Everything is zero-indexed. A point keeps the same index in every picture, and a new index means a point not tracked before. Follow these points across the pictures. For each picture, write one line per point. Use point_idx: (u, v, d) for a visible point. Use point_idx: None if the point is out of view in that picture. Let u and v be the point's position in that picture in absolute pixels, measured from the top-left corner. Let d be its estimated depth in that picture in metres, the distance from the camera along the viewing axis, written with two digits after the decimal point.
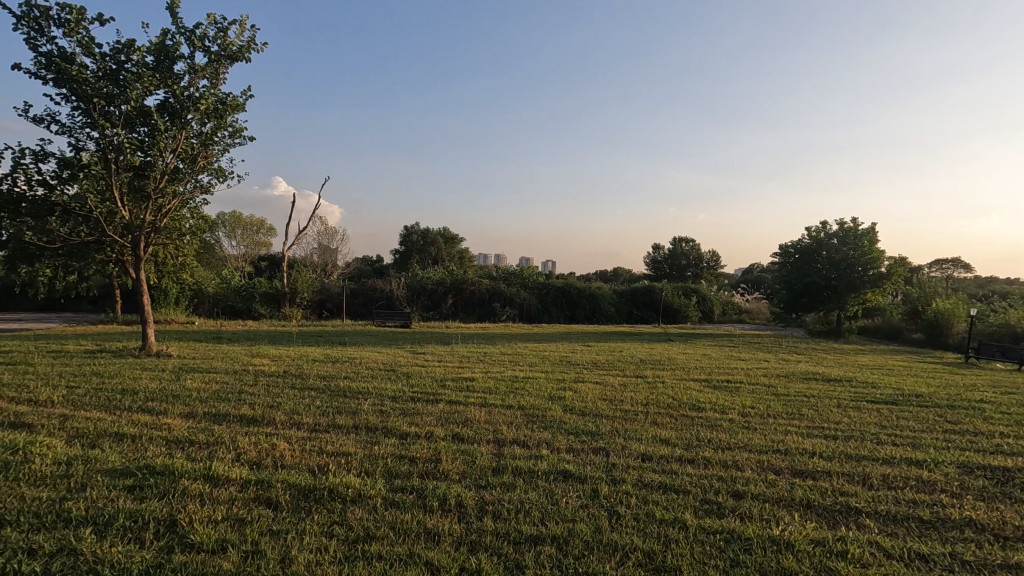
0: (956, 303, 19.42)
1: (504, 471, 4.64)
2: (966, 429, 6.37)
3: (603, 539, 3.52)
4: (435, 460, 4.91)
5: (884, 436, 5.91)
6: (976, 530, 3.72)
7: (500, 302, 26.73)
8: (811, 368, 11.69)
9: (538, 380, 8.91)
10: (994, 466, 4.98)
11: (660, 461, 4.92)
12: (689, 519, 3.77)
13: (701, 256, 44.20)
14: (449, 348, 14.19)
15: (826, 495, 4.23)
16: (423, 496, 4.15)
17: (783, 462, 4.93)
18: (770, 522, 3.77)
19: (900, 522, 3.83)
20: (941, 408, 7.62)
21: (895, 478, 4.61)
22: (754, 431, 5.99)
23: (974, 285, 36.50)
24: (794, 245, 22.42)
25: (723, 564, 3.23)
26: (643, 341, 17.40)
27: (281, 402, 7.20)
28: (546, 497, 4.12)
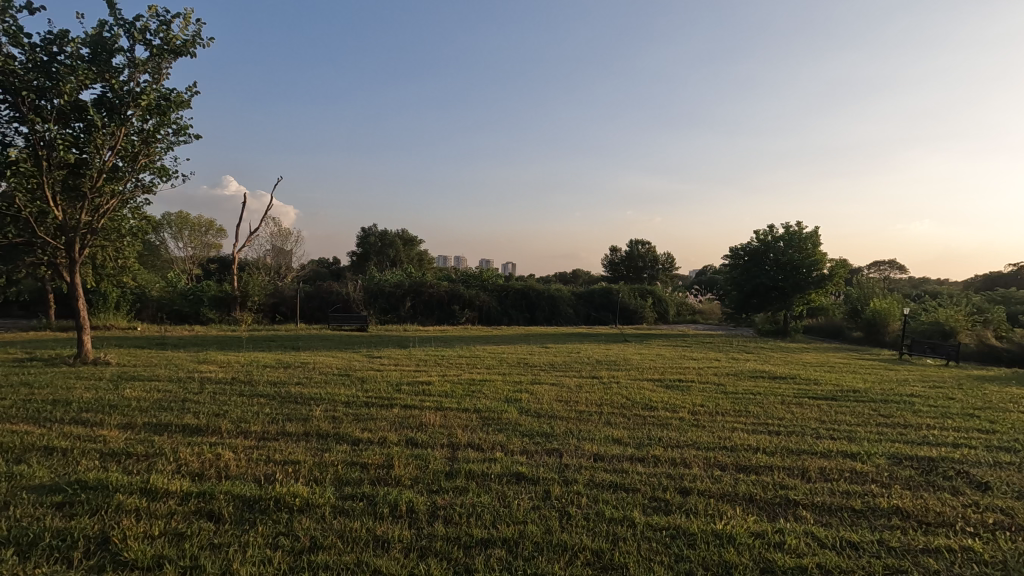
0: (891, 302, 20.56)
1: (457, 475, 4.60)
2: (897, 423, 6.74)
3: (553, 539, 3.54)
4: (387, 466, 4.82)
5: (823, 430, 6.18)
6: (902, 518, 3.93)
7: (459, 304, 26.60)
8: (759, 366, 12.15)
9: (494, 383, 8.92)
10: (920, 456, 5.29)
11: (611, 461, 5.00)
12: (637, 517, 3.84)
13: (658, 258, 45.23)
14: (406, 351, 13.99)
15: (768, 489, 4.39)
16: (374, 502, 4.07)
17: (728, 459, 5.09)
18: (714, 517, 3.87)
19: (834, 513, 4.01)
20: (876, 403, 8.05)
21: (831, 471, 4.83)
22: (703, 428, 6.17)
23: (907, 285, 38.78)
24: (743, 249, 23.25)
25: (669, 560, 3.30)
26: (601, 342, 17.66)
27: (228, 410, 6.94)
28: (498, 499, 4.12)
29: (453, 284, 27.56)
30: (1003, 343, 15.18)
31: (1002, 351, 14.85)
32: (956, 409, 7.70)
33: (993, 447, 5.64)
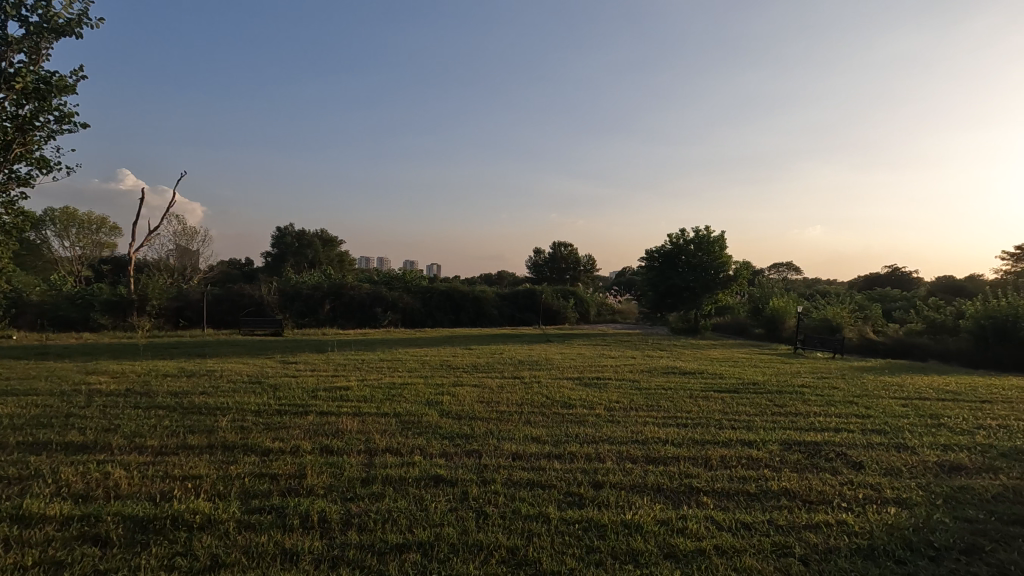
0: (786, 301, 22.36)
1: (373, 481, 4.49)
2: (790, 411, 7.35)
3: (468, 540, 3.52)
4: (299, 476, 4.62)
5: (725, 421, 6.61)
6: (790, 497, 4.20)
7: (382, 306, 25.94)
8: (671, 362, 12.85)
9: (415, 386, 8.80)
10: (808, 440, 5.74)
11: (529, 459, 5.07)
12: (552, 512, 3.91)
13: (579, 260, 46.59)
14: (324, 356, 13.48)
15: (674, 478, 4.60)
16: (283, 514, 3.89)
17: (639, 451, 5.31)
18: (624, 508, 4.01)
19: (732, 497, 4.23)
20: (772, 394, 8.74)
21: (730, 458, 5.14)
22: (617, 424, 6.42)
23: (802, 285, 42.44)
24: (658, 251, 24.41)
25: (581, 552, 3.38)
26: (524, 343, 17.91)
27: (121, 424, 6.36)
28: (414, 504, 4.06)
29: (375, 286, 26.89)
30: (879, 337, 16.94)
31: (878, 343, 16.55)
32: (839, 397, 8.52)
33: (868, 431, 6.25)
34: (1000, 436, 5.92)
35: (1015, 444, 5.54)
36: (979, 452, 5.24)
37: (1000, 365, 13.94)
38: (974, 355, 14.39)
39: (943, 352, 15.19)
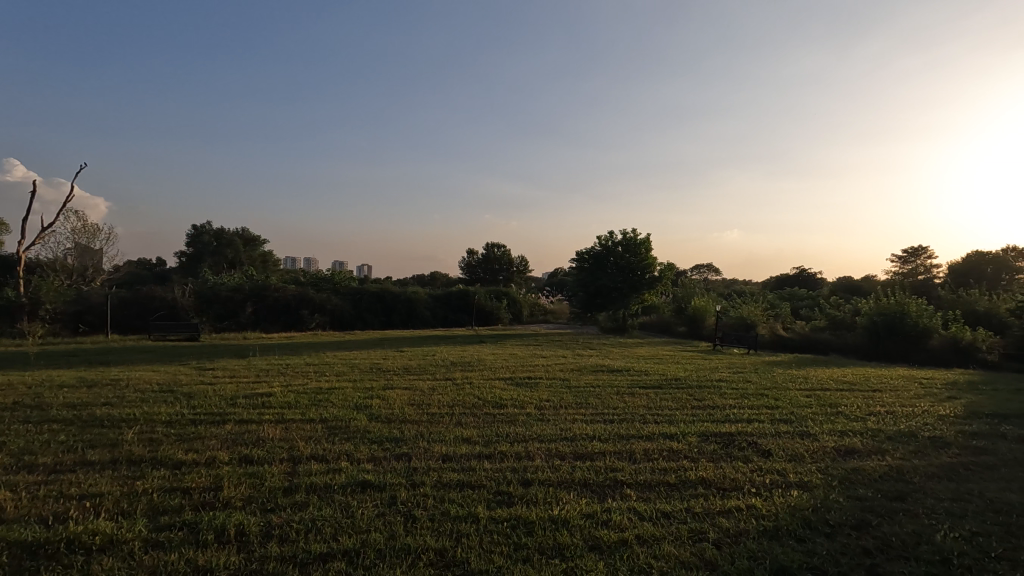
0: (706, 301, 23.62)
1: (297, 490, 4.32)
2: (708, 405, 7.80)
3: (397, 544, 3.48)
4: (215, 488, 4.37)
5: (648, 416, 6.92)
6: (704, 486, 4.43)
7: (309, 309, 24.95)
8: (600, 361, 13.25)
9: (344, 390, 8.59)
10: (722, 431, 6.06)
11: (459, 461, 5.05)
12: (481, 512, 3.91)
13: (512, 261, 46.99)
14: (245, 361, 12.82)
15: (599, 473, 4.72)
16: (197, 530, 3.67)
17: (567, 448, 5.42)
18: (551, 504, 4.07)
19: (652, 488, 4.41)
20: (692, 388, 9.24)
21: (652, 451, 5.34)
22: (547, 422, 6.54)
23: (720, 285, 45.00)
24: (588, 252, 25.03)
25: (508, 549, 3.42)
26: (457, 345, 17.85)
27: (8, 442, 5.75)
28: (341, 511, 3.94)
29: (302, 287, 25.83)
30: (787, 333, 18.27)
31: (787, 339, 17.84)
32: (751, 390, 9.14)
33: (776, 421, 6.75)
34: (886, 421, 6.59)
35: (897, 427, 6.18)
36: (869, 437, 5.79)
37: (890, 357, 15.40)
38: (869, 349, 15.82)
39: (842, 346, 16.58)
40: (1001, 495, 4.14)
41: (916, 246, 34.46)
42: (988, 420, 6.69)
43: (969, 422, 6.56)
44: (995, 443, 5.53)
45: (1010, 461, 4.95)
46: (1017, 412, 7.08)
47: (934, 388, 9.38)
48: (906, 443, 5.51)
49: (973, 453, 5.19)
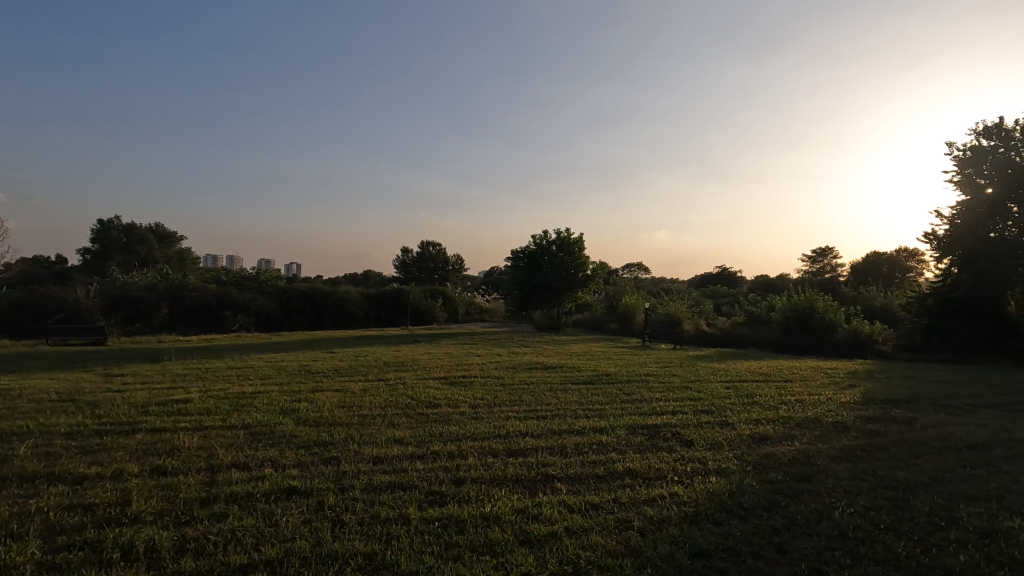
0: (636, 299, 24.47)
1: (215, 501, 3.88)
2: (637, 399, 8.06)
3: (323, 551, 3.14)
4: (122, 503, 3.89)
5: (580, 411, 7.05)
6: (632, 477, 4.32)
7: (231, 309, 23.64)
8: (534, 358, 13.38)
9: (268, 394, 8.16)
10: (649, 424, 6.22)
11: (390, 462, 4.67)
12: (412, 513, 3.60)
13: (448, 260, 46.70)
14: (159, 366, 11.93)
15: (532, 468, 4.49)
16: (99, 549, 3.23)
17: (501, 445, 5.16)
18: (484, 501, 3.81)
19: (582, 481, 4.24)
20: (621, 383, 9.54)
21: (583, 446, 5.21)
22: (481, 420, 6.45)
23: (649, 284, 46.83)
24: (523, 251, 25.20)
25: (439, 549, 3.16)
26: (390, 345, 17.49)
27: None
28: (264, 519, 3.56)
29: (223, 287, 24.40)
30: (710, 329, 19.21)
31: (710, 334, 18.78)
32: (676, 383, 9.56)
33: (699, 412, 7.06)
34: (796, 409, 7.05)
35: (806, 415, 6.63)
36: (783, 426, 6.12)
37: (801, 349, 16.55)
38: (781, 342, 16.92)
39: (758, 340, 17.65)
40: (891, 473, 4.38)
41: (823, 247, 37.36)
42: (882, 405, 7.34)
43: (866, 407, 7.17)
44: (887, 426, 6.08)
45: (899, 440, 5.41)
46: (905, 397, 7.83)
47: (837, 378, 10.20)
48: (811, 429, 5.95)
49: (869, 436, 5.65)
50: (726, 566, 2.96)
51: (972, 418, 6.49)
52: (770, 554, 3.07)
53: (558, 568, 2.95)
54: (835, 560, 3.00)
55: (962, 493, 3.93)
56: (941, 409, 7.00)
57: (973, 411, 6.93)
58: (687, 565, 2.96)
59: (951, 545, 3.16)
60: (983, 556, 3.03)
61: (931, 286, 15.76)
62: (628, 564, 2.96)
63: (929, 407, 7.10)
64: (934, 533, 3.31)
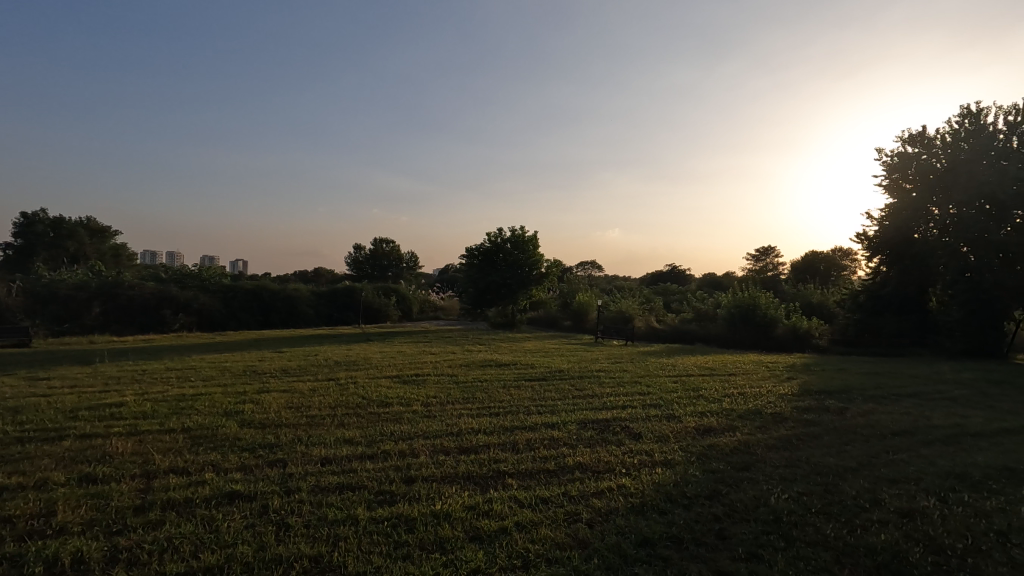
0: (589, 296, 24.86)
1: (151, 508, 3.71)
2: (589, 394, 8.20)
3: (266, 556, 3.05)
4: (47, 514, 3.65)
5: (532, 408, 7.10)
6: (581, 471, 4.40)
7: (171, 308, 22.54)
8: (488, 356, 13.39)
9: (211, 396, 7.83)
10: (599, 419, 6.34)
11: (339, 463, 4.59)
12: (361, 513, 3.54)
13: (401, 258, 46.12)
14: (91, 368, 11.25)
15: (483, 465, 4.50)
16: (19, 564, 3.02)
17: (453, 443, 5.14)
18: (434, 499, 3.79)
19: (533, 476, 4.28)
20: (574, 379, 9.67)
21: (534, 441, 5.26)
22: (433, 418, 6.40)
23: (603, 282, 47.68)
24: (477, 249, 25.14)
25: (388, 548, 3.12)
26: (341, 343, 17.09)
27: None
28: (204, 526, 3.42)
29: (162, 285, 23.22)
30: (660, 325, 19.73)
31: (659, 331, 19.29)
32: (627, 378, 9.78)
33: (648, 406, 7.25)
34: (738, 401, 7.35)
35: (747, 407, 6.91)
36: (726, 417, 6.37)
37: (744, 344, 17.22)
38: (727, 337, 17.56)
39: (705, 336, 18.25)
40: (823, 460, 4.63)
41: (766, 247, 39.01)
42: (817, 396, 7.75)
43: (803, 399, 7.55)
44: (821, 416, 6.43)
45: (831, 429, 5.72)
46: (838, 388, 8.28)
47: (777, 371, 10.70)
48: (752, 420, 6.21)
49: (805, 425, 5.95)
50: (670, 553, 3.06)
51: (896, 406, 6.95)
52: (710, 541, 3.20)
53: (508, 562, 2.98)
54: (770, 543, 3.16)
55: (885, 477, 4.20)
56: (869, 399, 7.47)
57: (897, 400, 7.41)
58: (633, 554, 3.04)
59: (875, 525, 3.37)
60: (903, 534, 3.26)
61: (862, 283, 16.72)
62: (576, 556, 3.02)
63: (859, 398, 7.55)
64: (860, 514, 3.53)
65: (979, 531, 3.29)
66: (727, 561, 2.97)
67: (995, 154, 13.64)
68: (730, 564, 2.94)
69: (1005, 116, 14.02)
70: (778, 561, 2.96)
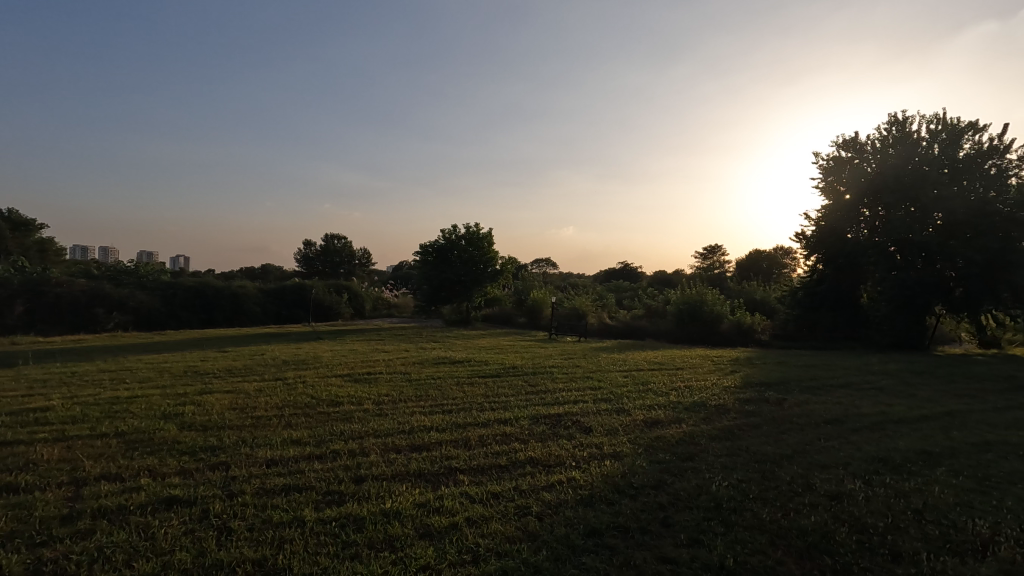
0: (543, 293, 25.05)
1: (79, 517, 3.50)
2: (542, 390, 8.28)
3: (205, 562, 2.94)
4: None
5: (486, 404, 7.12)
6: (532, 465, 4.45)
7: (104, 307, 21.29)
8: (442, 353, 13.32)
9: (149, 398, 7.45)
10: (551, 414, 6.43)
11: (286, 464, 4.47)
12: (308, 514, 3.46)
13: (354, 254, 45.16)
14: (13, 371, 10.48)
15: (435, 462, 4.49)
16: None
17: (404, 441, 5.10)
18: (384, 498, 3.75)
19: (485, 472, 4.30)
20: (528, 376, 9.75)
21: (487, 437, 5.28)
22: (385, 416, 6.32)
23: (557, 279, 48.16)
24: (431, 246, 24.91)
25: (336, 549, 3.06)
26: (289, 342, 16.59)
27: None
28: (139, 534, 3.26)
29: (94, 282, 21.93)
30: (612, 322, 20.12)
31: (611, 327, 19.67)
32: (579, 374, 9.94)
33: (598, 400, 7.40)
34: (685, 395, 7.60)
35: (693, 400, 7.16)
36: (673, 410, 6.57)
37: (692, 339, 17.77)
38: (675, 332, 18.08)
39: (654, 331, 18.74)
40: (761, 448, 4.86)
41: (713, 246, 40.36)
42: (758, 388, 8.12)
43: (745, 391, 7.89)
44: (761, 407, 6.73)
45: (770, 419, 6.01)
46: (777, 380, 8.70)
47: (722, 364, 11.13)
48: (697, 412, 6.45)
49: (746, 416, 6.22)
50: (616, 542, 3.14)
51: (829, 396, 7.36)
52: (655, 529, 3.30)
53: (457, 557, 2.98)
54: (710, 529, 3.29)
55: (817, 462, 4.45)
56: (806, 390, 7.88)
57: (830, 391, 7.85)
58: (581, 544, 3.11)
59: (807, 508, 3.57)
60: (831, 515, 3.46)
61: (800, 280, 17.57)
62: (525, 549, 3.05)
63: (796, 389, 7.95)
64: (794, 498, 3.73)
65: (899, 510, 3.54)
66: (670, 547, 3.07)
67: (919, 159, 14.59)
68: (672, 550, 3.04)
69: (927, 125, 15.02)
70: (717, 545, 3.09)
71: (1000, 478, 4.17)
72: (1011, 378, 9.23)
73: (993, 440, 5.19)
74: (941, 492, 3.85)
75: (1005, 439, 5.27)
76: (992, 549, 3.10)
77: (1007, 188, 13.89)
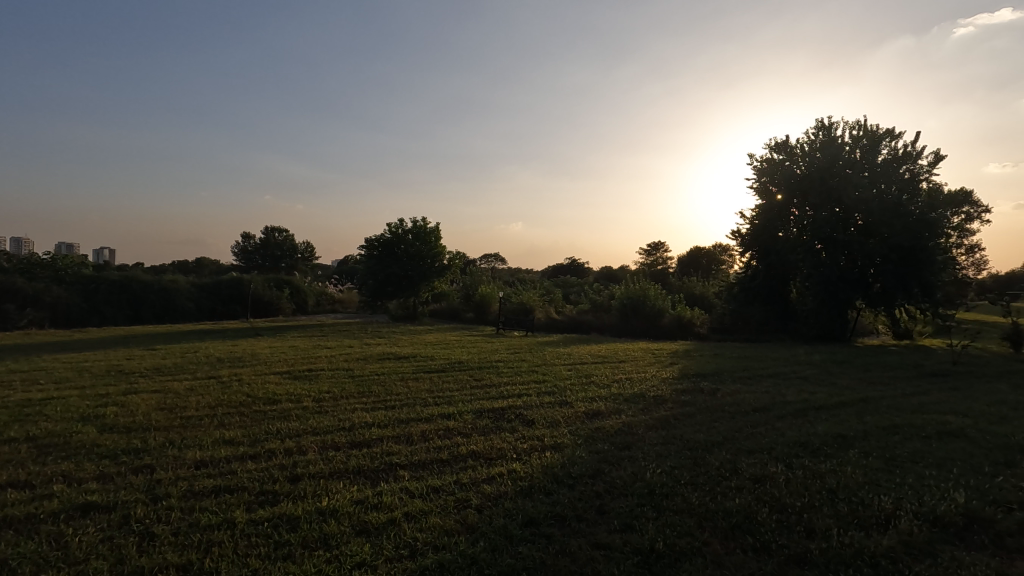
0: (491, 288, 25.03)
1: None
2: (487, 384, 8.29)
3: (125, 569, 2.79)
4: None
5: (429, 399, 7.07)
6: (474, 459, 4.45)
7: (14, 302, 19.69)
8: (387, 348, 13.10)
9: (65, 400, 6.93)
10: (495, 408, 6.46)
11: (217, 465, 4.28)
12: (239, 516, 3.34)
13: (295, 248, 43.58)
14: None
15: (375, 458, 4.42)
16: None
17: (344, 438, 4.99)
18: (320, 496, 3.66)
19: (426, 466, 4.28)
20: (473, 370, 9.73)
21: (429, 432, 5.25)
22: (325, 414, 6.17)
23: (506, 274, 48.20)
24: (377, 240, 24.38)
25: (268, 549, 2.98)
26: (224, 339, 15.83)
27: None
28: (51, 543, 3.05)
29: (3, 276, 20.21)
30: (559, 316, 20.37)
31: (558, 322, 19.90)
32: (524, 368, 10.02)
33: (542, 393, 7.49)
34: (625, 387, 7.81)
35: (633, 391, 7.37)
36: (613, 402, 6.75)
37: (635, 333, 18.23)
38: (619, 326, 18.51)
39: (600, 325, 19.10)
40: (694, 436, 5.07)
41: (656, 242, 41.61)
42: (693, 379, 8.49)
43: (682, 382, 8.21)
44: (696, 397, 7.02)
45: (703, 408, 6.28)
46: (712, 371, 9.11)
47: (662, 357, 11.50)
48: (636, 403, 6.66)
49: (681, 405, 6.48)
50: (553, 531, 3.21)
51: (759, 385, 7.76)
52: (590, 516, 3.39)
53: (393, 552, 2.96)
54: (643, 514, 3.41)
55: (745, 448, 4.69)
56: (737, 380, 8.30)
57: (760, 380, 8.29)
58: (518, 534, 3.15)
59: (732, 491, 3.76)
60: (754, 497, 3.66)
61: (736, 276, 18.39)
62: (463, 541, 3.06)
63: (728, 379, 8.35)
64: (722, 482, 3.92)
65: (815, 490, 3.79)
66: (604, 533, 3.17)
67: (843, 162, 15.48)
68: (606, 536, 3.14)
69: (850, 130, 16.00)
70: (648, 529, 3.21)
71: (904, 457, 4.53)
72: (918, 366, 10.03)
73: (900, 423, 5.63)
74: (852, 471, 4.15)
75: (910, 421, 5.73)
76: (893, 522, 3.37)
77: (919, 191, 15.04)
